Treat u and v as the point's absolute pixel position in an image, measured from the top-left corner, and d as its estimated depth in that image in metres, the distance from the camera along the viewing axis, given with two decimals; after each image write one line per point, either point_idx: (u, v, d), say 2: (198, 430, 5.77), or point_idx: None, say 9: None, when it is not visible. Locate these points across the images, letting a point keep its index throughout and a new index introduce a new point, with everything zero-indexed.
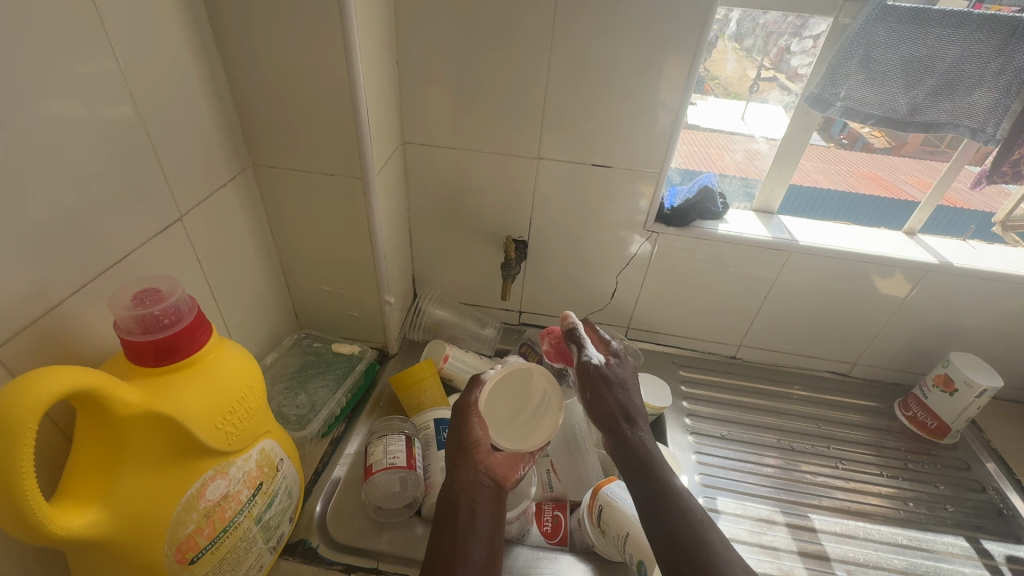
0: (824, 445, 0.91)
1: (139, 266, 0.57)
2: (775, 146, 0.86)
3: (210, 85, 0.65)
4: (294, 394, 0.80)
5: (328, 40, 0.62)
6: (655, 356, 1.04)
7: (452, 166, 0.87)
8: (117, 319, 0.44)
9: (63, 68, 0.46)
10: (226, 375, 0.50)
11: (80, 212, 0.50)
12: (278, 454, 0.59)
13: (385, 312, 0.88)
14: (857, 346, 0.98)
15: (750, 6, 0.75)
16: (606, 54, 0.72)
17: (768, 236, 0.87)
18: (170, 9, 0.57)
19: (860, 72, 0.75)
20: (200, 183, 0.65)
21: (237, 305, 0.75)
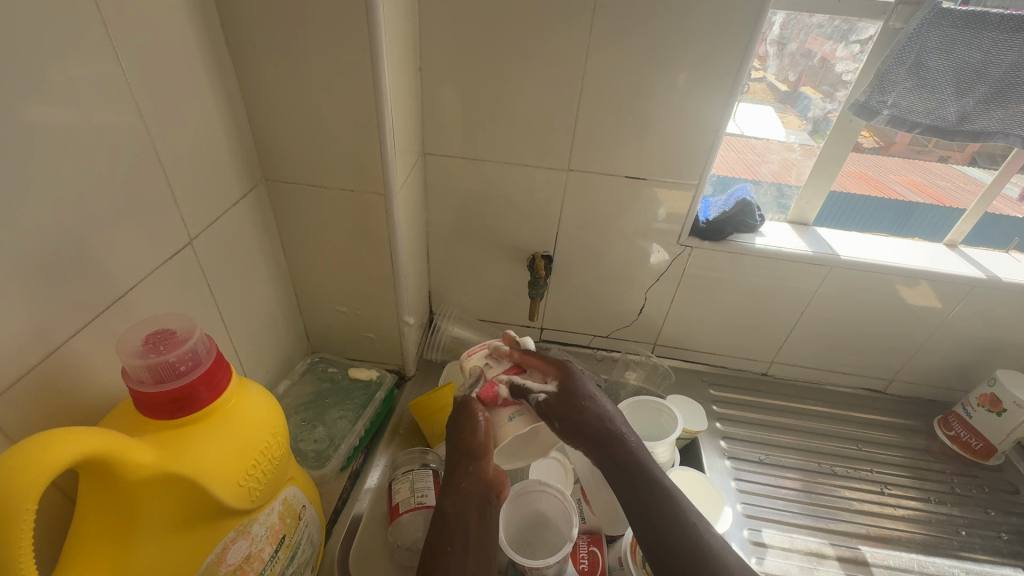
0: (868, 468, 0.87)
1: (147, 298, 0.52)
2: (814, 156, 0.82)
3: (222, 96, 0.60)
4: (311, 427, 0.75)
5: (353, 48, 0.57)
6: (682, 373, 1.00)
7: (479, 179, 0.83)
8: (125, 368, 0.39)
9: (65, 83, 0.41)
10: (248, 424, 0.44)
11: (83, 243, 0.45)
12: (300, 501, 0.54)
13: (404, 334, 0.83)
14: (894, 363, 0.95)
15: (796, 10, 0.72)
16: (642, 61, 0.70)
17: (807, 250, 0.84)
18: (180, 15, 0.52)
19: (909, 79, 0.71)
20: (211, 204, 0.60)
21: (250, 331, 0.70)
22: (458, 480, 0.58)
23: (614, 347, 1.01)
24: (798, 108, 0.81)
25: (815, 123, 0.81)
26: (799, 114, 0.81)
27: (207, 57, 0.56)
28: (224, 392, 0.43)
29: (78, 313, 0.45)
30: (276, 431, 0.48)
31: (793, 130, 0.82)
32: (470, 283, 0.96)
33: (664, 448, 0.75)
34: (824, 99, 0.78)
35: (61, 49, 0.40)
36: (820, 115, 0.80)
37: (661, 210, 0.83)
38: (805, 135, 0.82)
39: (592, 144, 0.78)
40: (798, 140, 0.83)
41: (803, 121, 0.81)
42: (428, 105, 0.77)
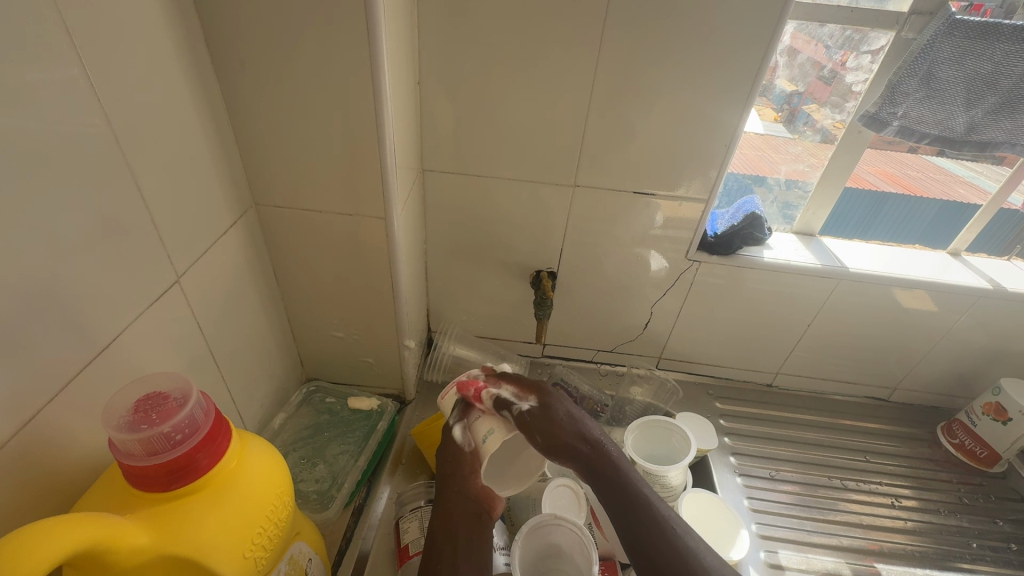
0: (876, 480, 0.87)
1: (132, 346, 0.48)
2: (822, 165, 0.81)
3: (208, 119, 0.55)
4: (311, 465, 0.72)
5: (350, 66, 0.53)
6: (687, 387, 0.99)
7: (479, 194, 0.80)
8: (115, 441, 0.35)
9: (29, 119, 0.36)
10: (252, 488, 0.41)
11: (61, 294, 0.40)
12: (307, 555, 0.50)
13: (405, 358, 0.80)
14: (898, 371, 0.96)
15: (807, 19, 0.70)
16: (653, 74, 0.67)
17: (816, 263, 0.83)
18: (161, 34, 0.47)
19: (920, 90, 0.70)
20: (200, 236, 0.56)
21: (242, 366, 0.66)
22: (444, 500, 0.54)
23: (618, 361, 0.99)
24: (773, 100, 0.77)
25: (787, 114, 0.79)
26: (775, 106, 0.78)
27: (190, 79, 0.52)
28: (226, 455, 0.39)
29: (54, 374, 0.41)
30: (282, 490, 0.44)
31: (768, 122, 0.80)
32: (471, 300, 0.93)
33: (676, 472, 0.73)
34: (799, 92, 0.77)
35: (22, 81, 0.36)
36: (793, 107, 0.78)
37: (658, 217, 0.80)
38: (778, 127, 0.80)
39: (599, 159, 0.75)
40: (772, 132, 0.81)
41: (779, 113, 0.79)
42: (426, 120, 0.73)
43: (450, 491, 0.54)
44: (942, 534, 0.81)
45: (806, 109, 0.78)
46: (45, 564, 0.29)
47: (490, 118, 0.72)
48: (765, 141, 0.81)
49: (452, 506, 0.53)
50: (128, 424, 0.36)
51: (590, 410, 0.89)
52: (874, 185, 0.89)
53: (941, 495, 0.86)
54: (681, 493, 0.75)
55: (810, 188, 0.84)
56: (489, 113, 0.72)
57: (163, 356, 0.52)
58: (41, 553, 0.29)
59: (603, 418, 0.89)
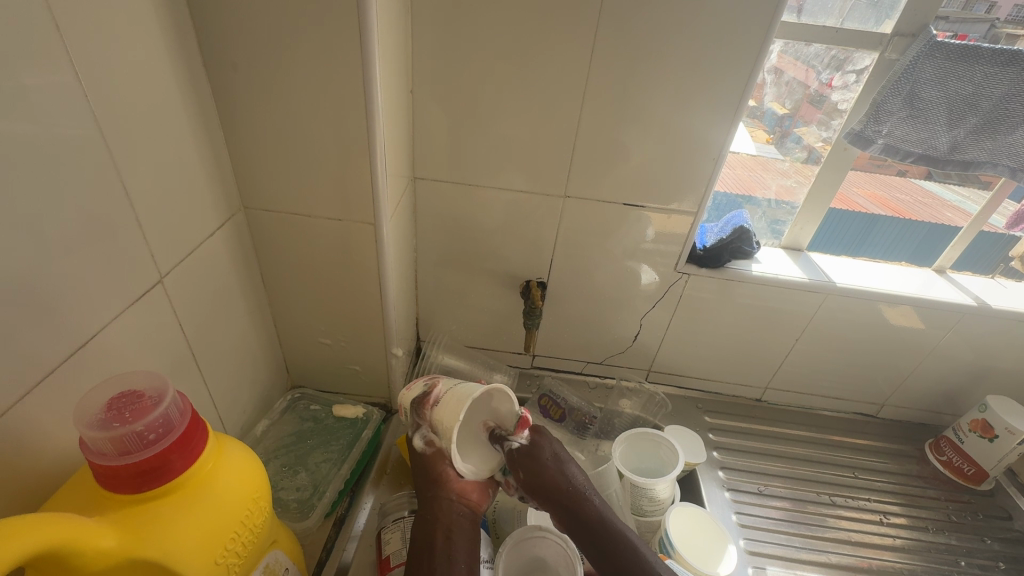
0: (864, 496, 0.87)
1: (111, 345, 0.47)
2: (809, 182, 0.82)
3: (200, 119, 0.55)
4: (293, 473, 0.70)
5: (342, 71, 0.53)
6: (677, 401, 0.98)
7: (471, 203, 0.80)
8: (86, 439, 0.34)
9: (7, 109, 0.36)
10: (226, 490, 0.40)
11: (39, 290, 0.40)
12: (283, 563, 0.49)
13: (392, 366, 0.79)
14: (886, 388, 0.96)
15: (794, 38, 0.71)
16: (643, 88, 0.69)
17: (803, 277, 0.84)
18: (154, 33, 0.47)
19: (904, 109, 0.71)
20: (186, 237, 0.55)
21: (226, 372, 0.65)
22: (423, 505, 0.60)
23: (607, 374, 0.98)
24: (765, 123, 0.80)
25: (779, 137, 0.81)
26: (767, 129, 0.80)
27: (181, 79, 0.52)
28: (201, 457, 0.39)
29: (29, 371, 0.40)
30: (259, 494, 0.43)
31: (760, 144, 0.82)
32: (460, 310, 0.93)
33: (665, 485, 0.72)
34: (790, 115, 0.78)
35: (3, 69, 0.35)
36: (785, 130, 0.80)
37: (648, 231, 0.81)
38: (769, 149, 0.82)
39: (590, 170, 0.76)
40: (765, 154, 0.83)
41: (771, 135, 0.81)
42: (419, 128, 0.74)
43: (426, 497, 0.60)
44: (931, 552, 0.80)
45: (797, 131, 0.80)
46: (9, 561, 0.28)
47: (482, 128, 0.73)
48: (757, 162, 0.84)
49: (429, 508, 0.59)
50: (101, 422, 0.35)
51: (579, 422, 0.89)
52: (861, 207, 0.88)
53: (929, 513, 0.86)
54: (669, 507, 0.74)
55: (797, 205, 0.86)
56: (481, 123, 0.73)
57: (144, 358, 0.51)
58: (5, 549, 0.28)
59: (591, 430, 0.90)
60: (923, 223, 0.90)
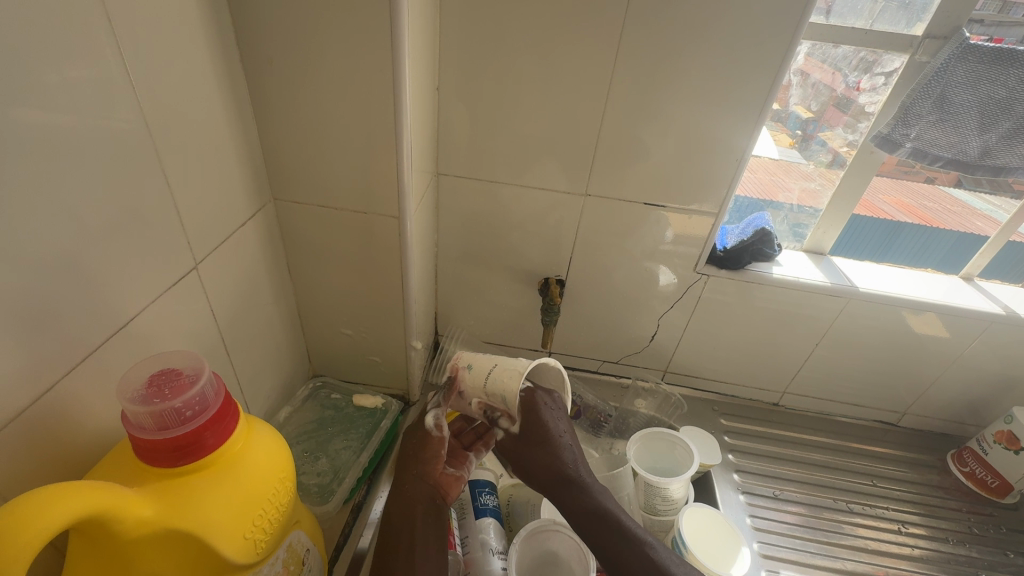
0: (883, 505, 0.85)
1: (149, 328, 0.49)
2: (832, 185, 0.81)
3: (235, 112, 0.57)
4: (314, 458, 0.72)
5: (373, 67, 0.55)
6: (693, 403, 0.98)
7: (492, 199, 0.81)
8: (127, 413, 0.36)
9: (59, 97, 0.38)
10: (258, 469, 0.41)
11: (84, 272, 0.42)
12: (305, 545, 0.50)
13: (410, 359, 0.81)
14: (908, 397, 0.94)
15: (822, 39, 0.71)
16: (667, 88, 0.69)
17: (825, 281, 0.83)
18: (195, 29, 0.49)
19: (934, 113, 0.70)
20: (220, 226, 0.57)
21: (252, 358, 0.67)
22: (405, 483, 0.62)
23: (623, 373, 0.99)
24: (789, 126, 0.79)
25: (804, 142, 0.80)
26: (790, 131, 0.80)
27: (219, 73, 0.54)
28: (233, 435, 0.40)
29: (75, 347, 0.42)
30: (286, 474, 0.45)
31: (783, 148, 0.81)
32: (479, 305, 0.94)
33: (678, 485, 0.73)
34: (815, 119, 0.78)
35: (57, 60, 0.37)
36: (809, 134, 0.79)
37: (667, 232, 0.81)
38: (793, 154, 0.82)
39: (611, 169, 0.76)
40: (788, 157, 0.82)
41: (794, 139, 0.80)
42: (444, 125, 0.75)
43: (411, 475, 0.62)
44: (950, 564, 0.79)
45: (822, 136, 0.79)
46: (49, 531, 0.30)
47: (506, 126, 0.74)
48: (779, 166, 0.83)
49: (409, 488, 0.61)
50: (141, 397, 0.37)
51: (593, 420, 0.90)
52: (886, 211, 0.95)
53: (950, 524, 0.84)
54: (682, 507, 0.74)
55: (820, 210, 0.85)
56: (505, 120, 0.74)
57: (178, 341, 0.53)
58: (46, 519, 0.30)
59: (606, 428, 0.90)
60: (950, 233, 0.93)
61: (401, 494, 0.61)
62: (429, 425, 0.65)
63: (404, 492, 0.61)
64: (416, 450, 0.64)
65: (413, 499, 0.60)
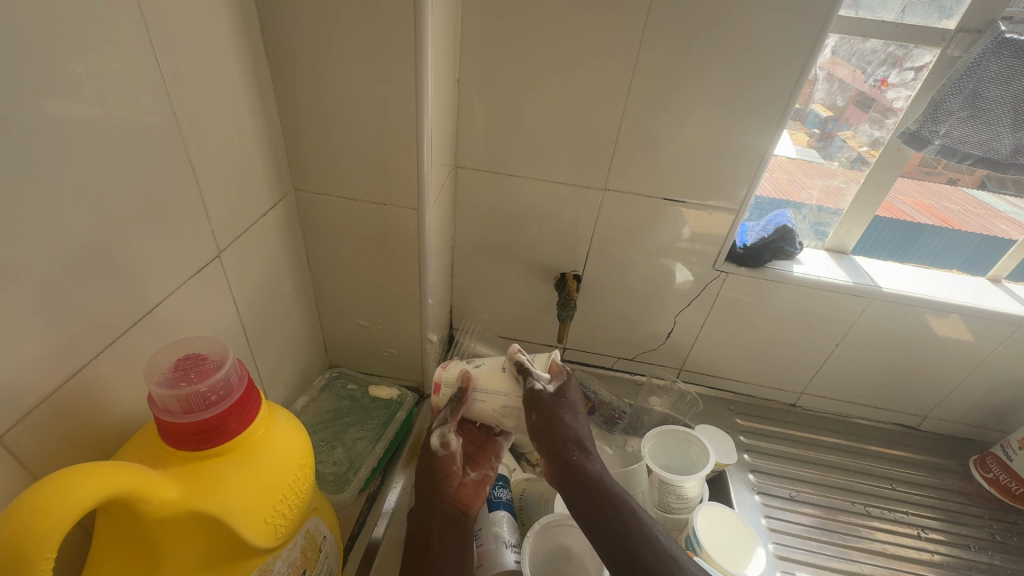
0: (902, 509, 0.84)
1: (173, 314, 0.50)
2: (857, 184, 0.80)
3: (258, 102, 0.58)
4: (330, 448, 0.73)
5: (395, 57, 0.55)
6: (708, 401, 0.97)
7: (510, 193, 0.81)
8: (154, 396, 0.37)
9: (89, 84, 0.38)
10: (278, 456, 0.42)
11: (112, 258, 0.42)
12: (322, 532, 0.51)
13: (426, 351, 0.81)
14: (930, 400, 0.92)
15: (850, 33, 0.69)
16: (690, 81, 0.68)
17: (847, 280, 0.81)
18: (222, 18, 0.50)
19: (965, 109, 0.68)
20: (242, 215, 0.58)
21: (270, 347, 0.68)
22: (423, 502, 0.62)
23: (638, 370, 0.98)
24: (807, 125, 0.77)
25: (822, 140, 0.79)
26: (809, 131, 0.78)
27: (243, 63, 0.54)
28: (255, 422, 0.41)
29: (102, 332, 0.43)
30: (306, 462, 0.45)
31: (800, 147, 0.79)
32: (494, 299, 0.94)
33: (693, 484, 0.72)
34: (834, 117, 0.77)
35: (87, 47, 0.37)
36: (828, 132, 0.78)
37: (684, 228, 0.80)
38: (811, 153, 0.80)
39: (631, 163, 0.75)
40: (805, 157, 0.80)
41: (811, 138, 0.79)
42: (463, 118, 0.75)
43: (427, 493, 0.62)
44: (971, 570, 0.77)
45: (841, 136, 0.78)
46: (73, 517, 0.30)
47: (525, 119, 0.74)
48: (797, 166, 0.81)
49: (428, 506, 0.61)
50: (167, 381, 0.38)
51: (607, 417, 0.90)
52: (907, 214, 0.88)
53: (971, 530, 0.82)
54: (697, 505, 0.74)
55: (841, 210, 0.84)
56: (524, 113, 0.73)
57: (201, 329, 0.54)
58: (71, 504, 0.30)
59: (620, 425, 0.90)
60: (974, 234, 0.88)
61: (422, 512, 0.61)
62: (434, 447, 0.62)
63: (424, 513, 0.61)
64: (427, 476, 0.62)
65: (433, 514, 0.61)
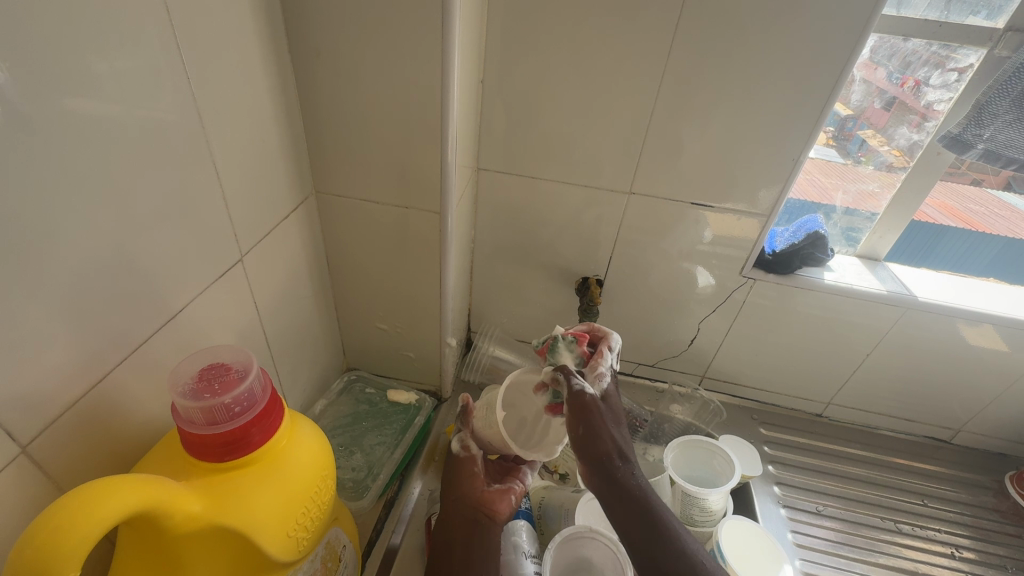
0: (933, 526, 0.81)
1: (195, 320, 0.49)
2: (892, 190, 0.77)
3: (281, 104, 0.57)
4: (348, 453, 0.72)
5: (421, 58, 0.53)
6: (730, 410, 0.95)
7: (531, 196, 0.79)
8: (178, 407, 0.36)
9: (111, 84, 0.37)
10: (300, 467, 0.41)
11: (136, 263, 0.42)
12: (342, 541, 0.50)
13: (444, 355, 0.80)
14: (964, 414, 0.89)
15: (890, 32, 0.66)
16: (722, 81, 0.65)
17: (881, 289, 0.78)
18: (246, 19, 0.49)
19: (1011, 112, 0.64)
20: (264, 218, 0.57)
21: (290, 350, 0.67)
22: (445, 508, 0.61)
23: (659, 377, 0.96)
24: (828, 124, 0.74)
25: (841, 139, 0.76)
26: (829, 130, 0.75)
27: (268, 64, 0.53)
28: (278, 433, 0.40)
29: (125, 338, 0.42)
30: (327, 472, 0.44)
31: (819, 146, 0.76)
32: (513, 303, 0.92)
33: (718, 497, 0.70)
34: (854, 116, 0.74)
35: (111, 47, 0.37)
36: (848, 131, 0.75)
37: (707, 232, 0.78)
38: (830, 151, 0.77)
39: (657, 166, 0.73)
40: (824, 156, 0.77)
41: (831, 137, 0.75)
42: (485, 119, 0.73)
43: (450, 497, 0.61)
44: None
45: (861, 135, 0.75)
46: (98, 533, 0.30)
47: (549, 121, 0.72)
48: (814, 164, 0.78)
49: (449, 512, 0.60)
50: (192, 391, 0.37)
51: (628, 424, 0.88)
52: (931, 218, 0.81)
53: (1006, 550, 0.79)
54: (721, 519, 0.72)
55: (878, 212, 0.80)
56: (547, 115, 0.72)
57: (223, 333, 0.54)
58: (96, 520, 0.29)
59: (641, 433, 0.88)
60: (998, 237, 0.81)
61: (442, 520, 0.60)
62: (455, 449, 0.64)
63: (444, 516, 0.60)
64: (449, 478, 0.63)
65: (453, 522, 0.59)
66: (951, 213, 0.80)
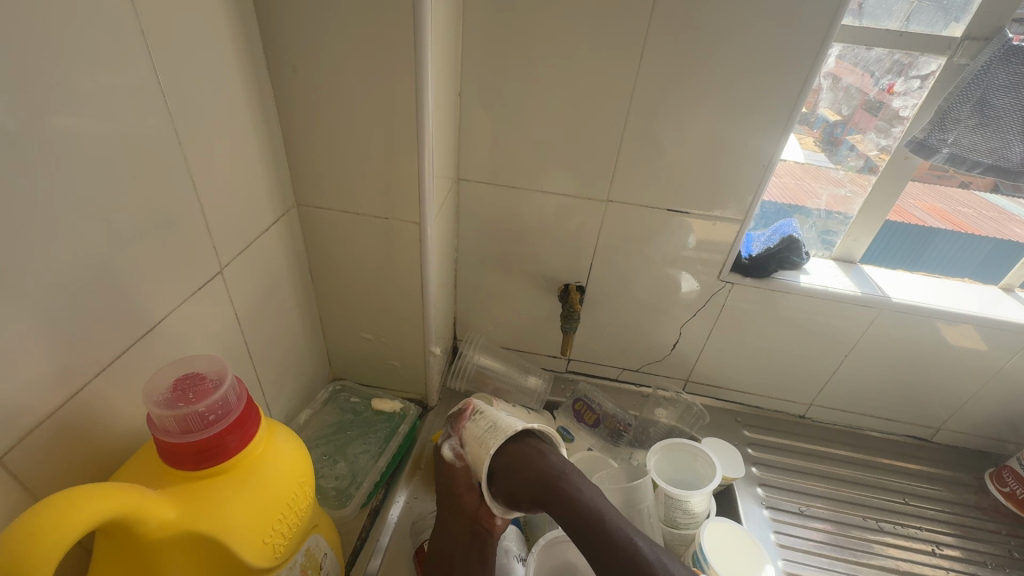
0: (914, 525, 0.82)
1: (174, 332, 0.50)
2: (865, 192, 0.78)
3: (261, 118, 0.58)
4: (332, 462, 0.73)
5: (397, 73, 0.55)
6: (715, 413, 0.96)
7: (512, 205, 0.81)
8: (153, 416, 0.37)
9: (90, 104, 0.38)
10: (278, 474, 0.42)
11: (116, 276, 0.43)
12: (322, 549, 0.50)
13: (429, 364, 0.81)
14: (942, 413, 0.91)
15: (854, 42, 0.68)
16: (693, 90, 0.67)
17: (855, 291, 0.80)
18: (224, 37, 0.50)
19: (973, 117, 0.67)
20: (245, 230, 0.58)
21: (273, 361, 0.68)
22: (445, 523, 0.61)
23: (644, 382, 0.97)
24: (816, 129, 0.76)
25: (829, 144, 0.77)
26: (818, 135, 0.77)
27: (247, 80, 0.55)
28: (254, 440, 0.41)
29: (103, 352, 0.43)
30: (305, 479, 0.45)
31: (809, 151, 0.79)
32: (497, 310, 0.93)
33: (700, 499, 0.71)
34: (843, 121, 0.75)
35: (89, 66, 0.38)
36: (836, 137, 0.77)
37: (690, 238, 0.79)
38: (818, 156, 0.79)
39: (634, 174, 0.75)
40: (813, 161, 0.79)
41: (819, 142, 0.77)
42: (465, 130, 0.75)
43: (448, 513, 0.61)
44: None
45: (850, 139, 0.76)
46: (74, 535, 0.30)
47: (527, 131, 0.74)
48: (805, 170, 0.80)
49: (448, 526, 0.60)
50: (166, 401, 0.38)
51: (613, 429, 0.89)
52: (918, 221, 0.83)
53: (986, 547, 0.80)
54: (704, 521, 0.72)
55: (851, 215, 0.82)
56: (525, 126, 0.73)
57: (203, 344, 0.54)
58: (69, 525, 0.30)
59: (625, 437, 0.89)
60: (987, 238, 0.83)
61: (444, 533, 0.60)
62: (448, 458, 0.61)
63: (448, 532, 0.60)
64: (447, 491, 0.61)
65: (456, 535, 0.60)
66: (938, 216, 0.82)
